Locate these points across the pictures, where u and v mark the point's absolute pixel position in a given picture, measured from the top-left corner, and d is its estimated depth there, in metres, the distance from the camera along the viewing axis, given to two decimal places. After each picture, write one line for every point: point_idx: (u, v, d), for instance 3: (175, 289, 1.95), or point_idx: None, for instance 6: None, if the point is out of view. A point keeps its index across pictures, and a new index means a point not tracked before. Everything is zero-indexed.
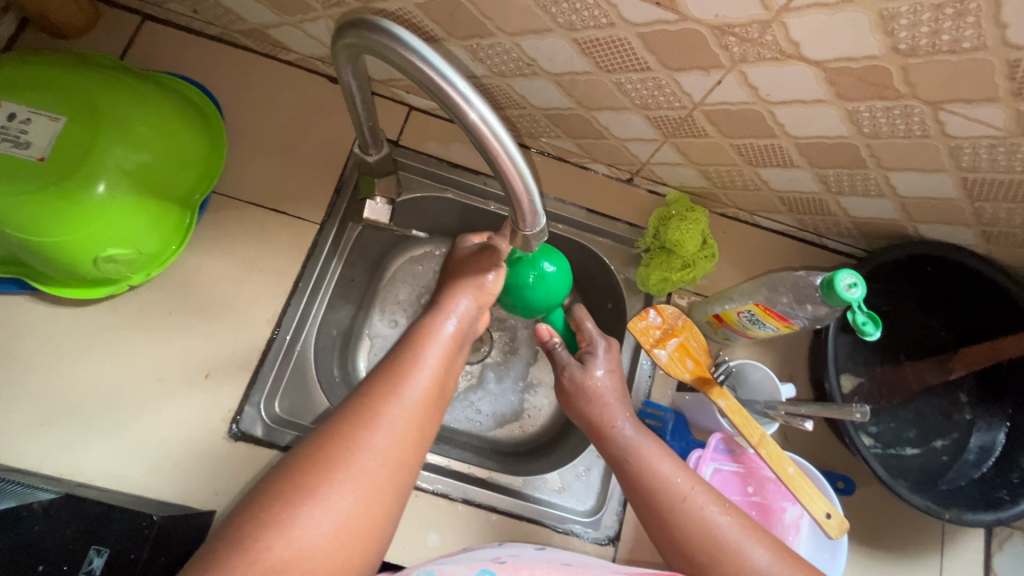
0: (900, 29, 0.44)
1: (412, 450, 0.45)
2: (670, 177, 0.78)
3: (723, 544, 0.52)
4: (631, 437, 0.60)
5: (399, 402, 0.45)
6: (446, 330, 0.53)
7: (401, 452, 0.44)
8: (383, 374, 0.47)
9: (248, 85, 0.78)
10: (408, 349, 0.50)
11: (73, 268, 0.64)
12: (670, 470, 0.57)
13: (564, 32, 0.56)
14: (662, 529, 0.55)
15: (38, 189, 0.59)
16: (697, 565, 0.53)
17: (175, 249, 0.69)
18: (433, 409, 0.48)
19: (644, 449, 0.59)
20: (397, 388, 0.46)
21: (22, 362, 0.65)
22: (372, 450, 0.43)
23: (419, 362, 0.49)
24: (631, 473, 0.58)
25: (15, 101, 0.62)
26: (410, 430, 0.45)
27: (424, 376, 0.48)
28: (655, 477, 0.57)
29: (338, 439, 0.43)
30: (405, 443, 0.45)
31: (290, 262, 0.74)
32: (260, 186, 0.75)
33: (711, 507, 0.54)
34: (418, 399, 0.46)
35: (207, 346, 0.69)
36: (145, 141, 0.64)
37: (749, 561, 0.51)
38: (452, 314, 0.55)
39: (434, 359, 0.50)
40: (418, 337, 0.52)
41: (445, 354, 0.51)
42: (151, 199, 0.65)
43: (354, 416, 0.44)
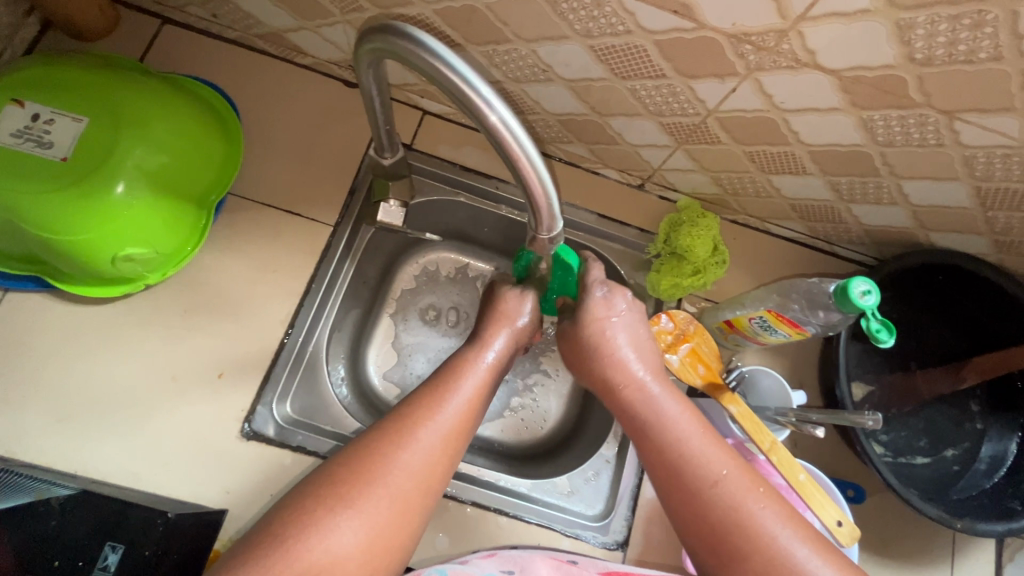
0: (916, 40, 0.44)
1: (441, 474, 0.48)
2: (681, 183, 0.78)
3: (757, 531, 0.47)
4: (656, 397, 0.55)
5: (433, 426, 0.49)
6: (483, 363, 0.57)
7: (430, 474, 0.47)
8: (423, 397, 0.51)
9: (264, 88, 0.79)
10: (449, 377, 0.54)
11: (91, 267, 0.65)
12: (664, 397, 0.55)
13: (580, 38, 0.57)
14: (689, 507, 0.50)
15: (59, 189, 0.60)
16: (679, 495, 0.50)
17: (191, 249, 0.70)
18: (463, 437, 0.51)
19: (673, 414, 0.54)
20: (431, 416, 0.50)
21: (39, 360, 0.66)
22: (403, 468, 0.46)
23: (453, 392, 0.53)
24: (656, 440, 0.53)
25: (39, 101, 0.63)
26: (444, 454, 0.49)
27: (457, 406, 0.52)
28: (646, 402, 0.55)
29: (374, 454, 0.46)
30: (431, 472, 0.47)
31: (304, 263, 0.74)
32: (275, 188, 0.76)
33: (692, 434, 0.52)
34: (449, 426, 0.50)
35: (221, 345, 0.70)
36: (164, 141, 0.65)
37: (786, 551, 0.46)
38: (490, 347, 0.59)
39: (468, 390, 0.54)
40: (458, 368, 0.56)
41: (478, 392, 0.54)
42: (168, 199, 0.66)
43: (386, 440, 0.47)
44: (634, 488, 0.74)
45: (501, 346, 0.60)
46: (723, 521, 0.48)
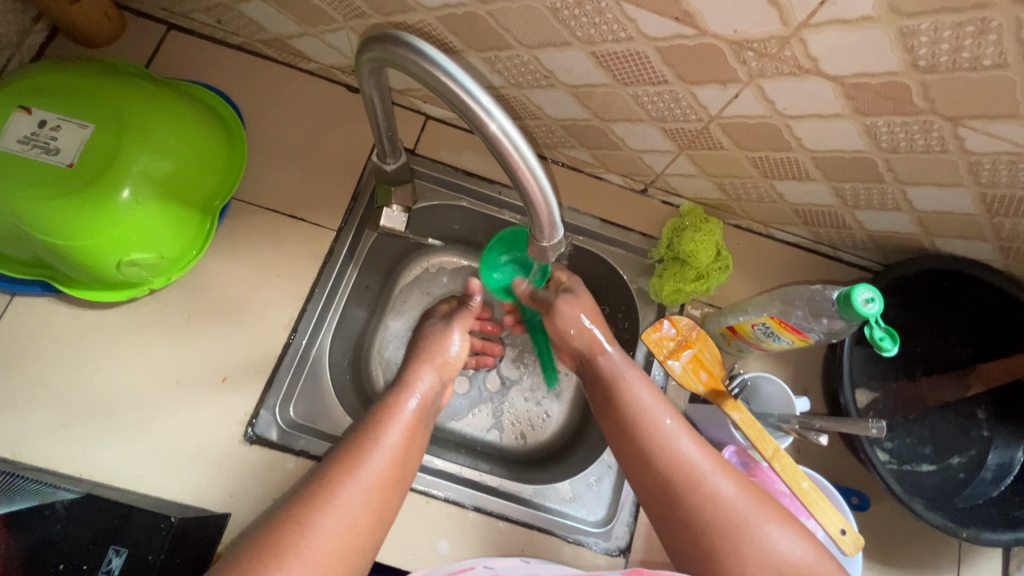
0: (920, 47, 0.44)
1: (365, 533, 0.51)
2: (684, 189, 0.78)
3: (693, 475, 0.56)
4: (619, 368, 0.66)
5: (353, 482, 0.52)
6: (410, 406, 0.61)
7: (354, 536, 0.50)
8: (342, 457, 0.54)
9: (269, 94, 0.79)
10: (372, 426, 0.57)
11: (96, 272, 0.65)
12: (637, 385, 0.64)
13: (582, 45, 0.57)
14: (644, 469, 0.59)
15: (66, 195, 0.61)
16: (669, 494, 0.56)
17: (195, 254, 0.70)
18: (391, 488, 0.54)
19: (630, 380, 0.64)
20: (350, 475, 0.52)
21: (46, 363, 0.66)
22: (326, 530, 0.48)
23: (377, 442, 0.55)
24: (621, 412, 0.63)
25: (46, 108, 0.64)
26: (366, 511, 0.51)
27: (380, 457, 0.55)
28: (612, 376, 0.65)
29: (294, 523, 0.48)
30: (356, 530, 0.50)
31: (307, 268, 0.75)
32: (279, 193, 0.76)
33: (684, 438, 0.58)
34: (371, 482, 0.53)
35: (225, 349, 0.70)
36: (168, 148, 0.66)
37: (716, 489, 0.55)
38: (415, 390, 0.63)
39: (393, 439, 0.57)
40: (380, 416, 0.58)
41: (403, 439, 0.58)
42: (173, 205, 0.67)
43: (305, 507, 0.49)
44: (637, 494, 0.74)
45: (426, 386, 0.64)
46: (707, 515, 0.54)
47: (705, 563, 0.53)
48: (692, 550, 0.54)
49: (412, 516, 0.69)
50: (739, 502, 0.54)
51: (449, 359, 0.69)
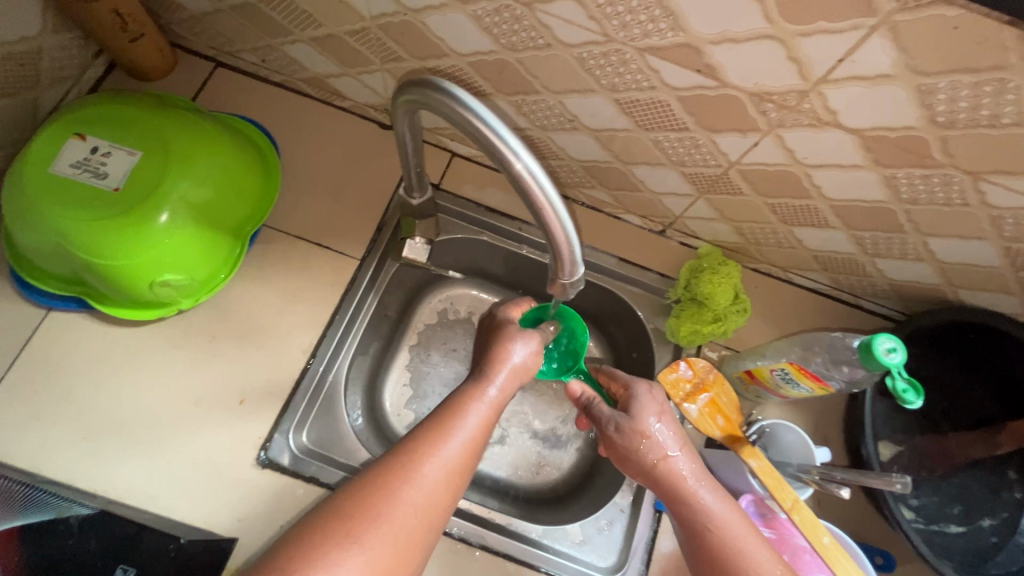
0: (938, 103, 0.45)
1: (439, 514, 0.48)
2: (703, 231, 0.79)
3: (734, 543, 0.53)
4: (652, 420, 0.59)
5: (437, 459, 0.49)
6: (489, 398, 0.56)
7: (431, 514, 0.47)
8: (428, 429, 0.51)
9: (305, 128, 0.84)
10: (451, 409, 0.53)
11: (130, 290, 0.68)
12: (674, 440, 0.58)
13: (606, 92, 0.59)
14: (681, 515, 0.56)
15: (110, 217, 0.64)
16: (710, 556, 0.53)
17: (223, 277, 0.73)
18: (465, 473, 0.51)
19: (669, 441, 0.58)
20: (435, 449, 0.49)
21: (74, 377, 0.68)
22: (405, 508, 0.46)
23: (457, 426, 0.52)
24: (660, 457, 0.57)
25: (98, 135, 0.68)
26: (445, 492, 0.48)
27: (461, 442, 0.51)
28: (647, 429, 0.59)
29: (384, 483, 0.46)
30: (434, 508, 0.47)
31: (330, 295, 0.76)
32: (307, 222, 0.79)
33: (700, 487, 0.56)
34: (452, 463, 0.49)
35: (245, 371, 0.71)
36: (208, 175, 0.69)
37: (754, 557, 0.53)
38: (494, 382, 0.57)
39: (473, 426, 0.52)
40: (463, 400, 0.55)
41: (482, 428, 0.53)
42: (207, 229, 0.70)
43: (395, 469, 0.47)
44: (648, 540, 0.72)
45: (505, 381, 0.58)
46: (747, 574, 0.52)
47: None
48: None
49: None
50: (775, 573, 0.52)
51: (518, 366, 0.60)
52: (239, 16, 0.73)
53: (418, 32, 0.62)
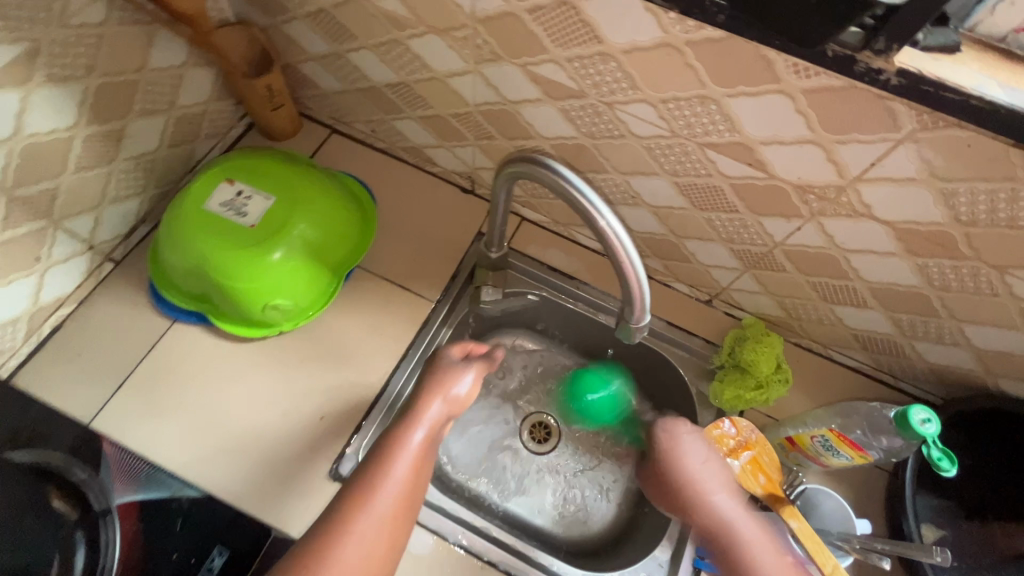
0: (961, 204, 0.53)
1: (381, 558, 0.55)
2: (747, 303, 0.86)
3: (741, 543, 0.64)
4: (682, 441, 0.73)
5: (366, 515, 0.55)
6: (416, 440, 0.62)
7: (367, 564, 0.54)
8: (357, 491, 0.57)
9: (399, 187, 0.98)
10: (379, 461, 0.59)
11: (246, 310, 0.80)
12: (694, 459, 0.71)
13: (668, 176, 0.70)
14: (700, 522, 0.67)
15: (244, 248, 0.78)
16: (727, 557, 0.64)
17: (319, 307, 0.84)
18: (406, 512, 0.58)
19: (687, 455, 0.71)
20: (363, 509, 0.56)
21: (185, 380, 0.79)
22: (343, 567, 0.52)
23: (386, 477, 0.58)
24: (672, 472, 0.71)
25: (243, 181, 0.83)
26: (380, 539, 0.55)
27: (390, 493, 0.57)
28: (672, 451, 0.73)
29: (317, 552, 0.53)
30: (372, 561, 0.54)
31: (406, 331, 0.86)
32: (393, 266, 0.91)
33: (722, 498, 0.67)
34: (382, 515, 0.56)
35: (327, 391, 0.81)
36: (322, 221, 0.83)
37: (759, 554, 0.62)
38: (423, 422, 0.63)
39: (400, 473, 0.59)
40: (389, 448, 0.60)
41: (411, 472, 0.60)
42: (315, 265, 0.82)
43: (328, 539, 0.54)
44: None
45: (434, 416, 0.64)
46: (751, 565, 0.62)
47: None
48: None
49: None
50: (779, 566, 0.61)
51: (461, 396, 0.67)
52: (362, 96, 0.89)
53: (512, 118, 0.75)
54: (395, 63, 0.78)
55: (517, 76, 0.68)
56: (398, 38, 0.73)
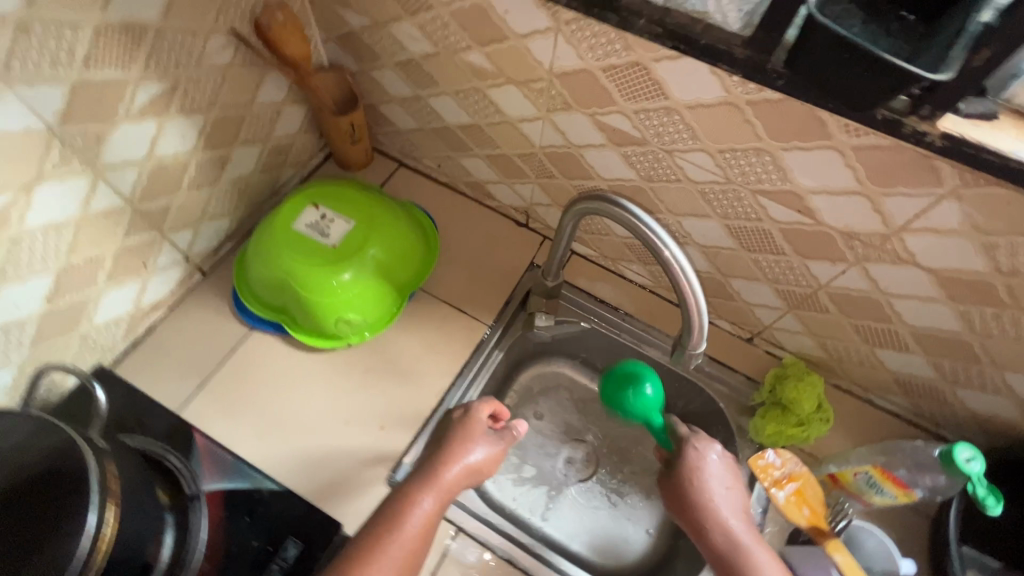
0: (1001, 256, 0.58)
1: None
2: (789, 343, 0.90)
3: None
4: (709, 465, 0.73)
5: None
6: (425, 506, 0.67)
7: None
8: (363, 552, 0.62)
9: (458, 217, 1.05)
10: (387, 524, 0.65)
11: (320, 322, 0.87)
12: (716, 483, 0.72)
13: (719, 218, 0.76)
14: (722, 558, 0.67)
15: (325, 265, 0.86)
16: None
17: (384, 323, 0.91)
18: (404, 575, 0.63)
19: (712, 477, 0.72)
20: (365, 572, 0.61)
21: (260, 384, 0.86)
22: None
23: (391, 541, 0.63)
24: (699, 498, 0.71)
25: (326, 204, 0.92)
26: None
27: (394, 556, 0.63)
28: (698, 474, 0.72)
29: None
30: None
31: (461, 351, 0.92)
32: (451, 290, 0.98)
33: (740, 528, 0.69)
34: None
35: (387, 403, 0.86)
36: (395, 245, 0.91)
37: None
38: (433, 491, 0.68)
39: (404, 539, 0.64)
40: (398, 512, 0.66)
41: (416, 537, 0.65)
42: (385, 284, 0.90)
43: None
44: None
45: (446, 484, 0.69)
46: None
47: None
48: None
49: None
50: None
51: (479, 460, 0.73)
52: (435, 135, 0.98)
53: (575, 160, 0.83)
54: (472, 107, 0.87)
55: (585, 124, 0.76)
56: (478, 87, 0.82)
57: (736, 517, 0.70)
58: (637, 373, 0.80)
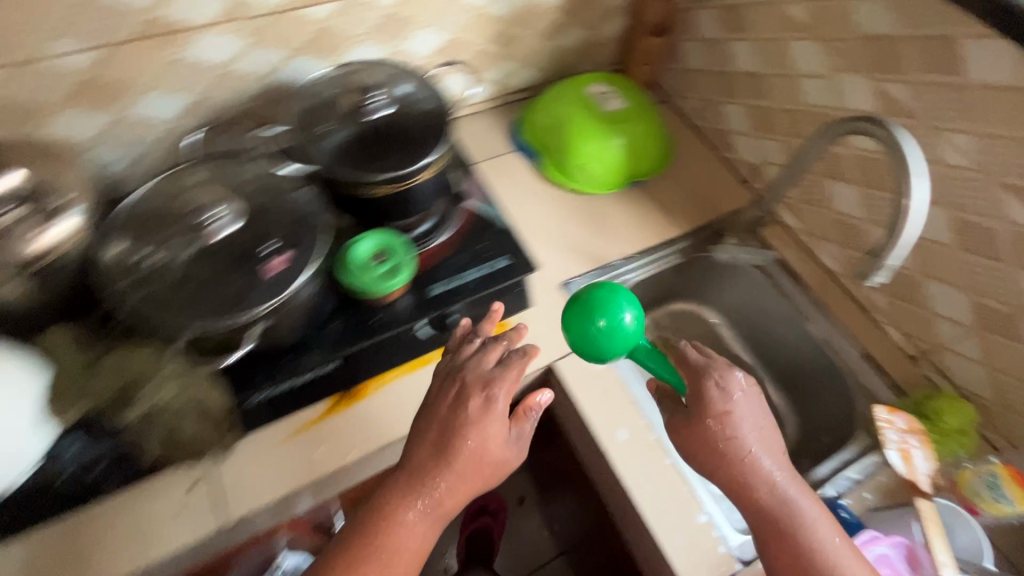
0: None
1: None
2: (956, 372, 0.91)
3: (793, 522, 0.66)
4: (739, 399, 0.70)
5: None
6: (409, 517, 0.63)
7: None
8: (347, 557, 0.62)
9: (693, 153, 1.21)
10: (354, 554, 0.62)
11: (565, 161, 1.10)
12: (744, 422, 0.70)
13: (950, 208, 0.82)
14: (742, 492, 0.69)
15: (595, 123, 1.10)
16: (775, 528, 0.66)
17: (605, 188, 1.11)
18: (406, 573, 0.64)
19: (739, 416, 0.70)
20: None
21: (500, 181, 1.11)
22: None
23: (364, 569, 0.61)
24: (724, 438, 0.69)
25: (610, 86, 1.16)
26: None
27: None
28: (724, 411, 0.70)
29: None
30: None
31: (652, 239, 1.09)
32: (664, 197, 1.14)
33: (766, 460, 0.69)
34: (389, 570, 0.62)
35: (581, 240, 1.06)
36: (645, 137, 1.12)
37: (815, 534, 0.65)
38: (418, 509, 0.64)
39: (397, 551, 0.63)
40: (375, 537, 0.63)
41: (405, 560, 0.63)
42: (623, 160, 1.10)
43: None
44: None
45: (443, 493, 0.64)
46: (806, 540, 0.65)
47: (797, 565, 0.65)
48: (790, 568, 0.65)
49: (614, 401, 0.87)
50: (841, 551, 0.65)
51: (490, 451, 0.65)
52: (712, 77, 1.16)
53: None
54: (766, 56, 1.03)
55: (866, 88, 0.88)
56: (785, 37, 0.98)
57: (777, 466, 0.69)
58: (607, 305, 0.77)
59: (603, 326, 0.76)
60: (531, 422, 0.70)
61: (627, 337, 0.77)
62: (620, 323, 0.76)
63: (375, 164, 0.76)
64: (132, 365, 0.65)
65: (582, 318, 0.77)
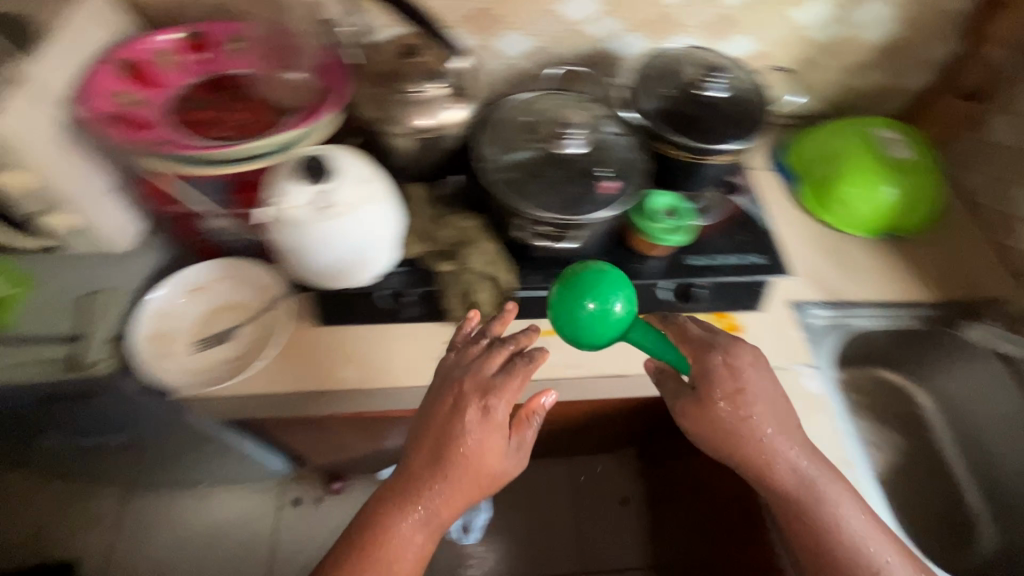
0: None
1: None
2: None
3: (810, 500, 0.69)
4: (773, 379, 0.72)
5: None
6: (398, 530, 0.64)
7: None
8: None
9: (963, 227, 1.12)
10: None
11: (828, 191, 1.09)
12: (771, 409, 0.70)
13: None
14: (765, 480, 0.70)
15: (875, 163, 1.08)
16: (797, 509, 0.69)
17: (860, 230, 1.09)
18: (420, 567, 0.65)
19: (765, 397, 0.71)
20: None
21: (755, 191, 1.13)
22: None
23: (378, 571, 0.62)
24: (757, 423, 0.70)
25: (899, 133, 1.13)
26: None
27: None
28: (756, 395, 0.70)
29: None
30: None
31: (896, 295, 1.04)
32: (919, 258, 1.08)
33: (789, 445, 0.70)
34: None
35: (821, 270, 1.04)
36: (923, 193, 1.08)
37: (845, 515, 0.68)
38: (354, 558, 0.63)
39: (403, 555, 0.64)
40: (372, 541, 0.64)
41: (411, 560, 0.64)
42: (892, 209, 1.07)
43: None
44: None
45: (444, 498, 0.64)
46: (834, 524, 0.68)
47: (823, 553, 0.67)
48: (820, 562, 0.67)
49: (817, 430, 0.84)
50: (870, 529, 0.68)
51: (486, 462, 0.64)
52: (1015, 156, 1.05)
53: None
54: None
55: None
56: None
57: (800, 449, 0.71)
58: (601, 289, 0.72)
59: (591, 310, 0.71)
60: (534, 424, 0.70)
61: (620, 322, 0.73)
62: (615, 305, 0.72)
63: (686, 130, 0.84)
64: (466, 231, 0.84)
65: (561, 304, 0.73)
